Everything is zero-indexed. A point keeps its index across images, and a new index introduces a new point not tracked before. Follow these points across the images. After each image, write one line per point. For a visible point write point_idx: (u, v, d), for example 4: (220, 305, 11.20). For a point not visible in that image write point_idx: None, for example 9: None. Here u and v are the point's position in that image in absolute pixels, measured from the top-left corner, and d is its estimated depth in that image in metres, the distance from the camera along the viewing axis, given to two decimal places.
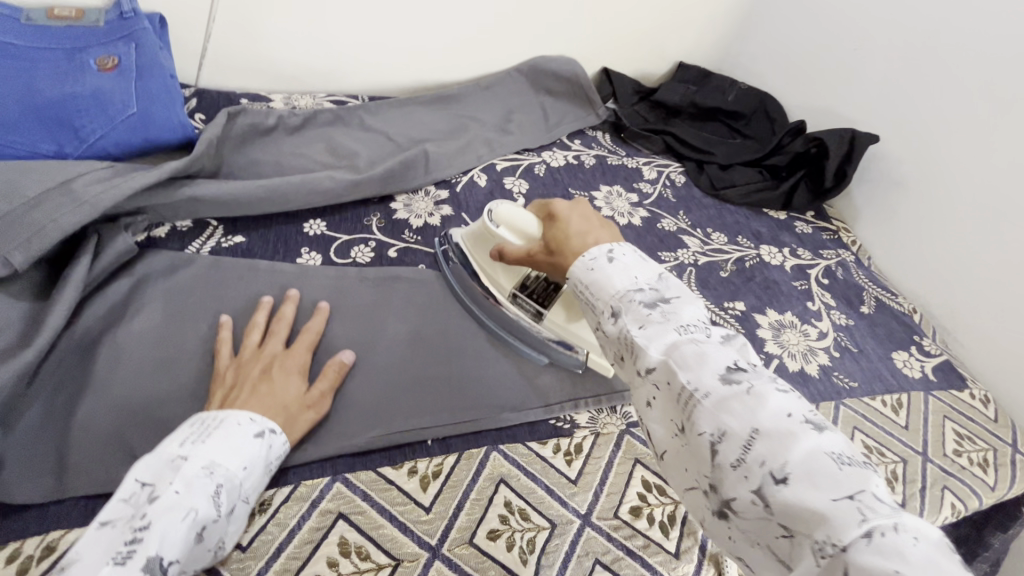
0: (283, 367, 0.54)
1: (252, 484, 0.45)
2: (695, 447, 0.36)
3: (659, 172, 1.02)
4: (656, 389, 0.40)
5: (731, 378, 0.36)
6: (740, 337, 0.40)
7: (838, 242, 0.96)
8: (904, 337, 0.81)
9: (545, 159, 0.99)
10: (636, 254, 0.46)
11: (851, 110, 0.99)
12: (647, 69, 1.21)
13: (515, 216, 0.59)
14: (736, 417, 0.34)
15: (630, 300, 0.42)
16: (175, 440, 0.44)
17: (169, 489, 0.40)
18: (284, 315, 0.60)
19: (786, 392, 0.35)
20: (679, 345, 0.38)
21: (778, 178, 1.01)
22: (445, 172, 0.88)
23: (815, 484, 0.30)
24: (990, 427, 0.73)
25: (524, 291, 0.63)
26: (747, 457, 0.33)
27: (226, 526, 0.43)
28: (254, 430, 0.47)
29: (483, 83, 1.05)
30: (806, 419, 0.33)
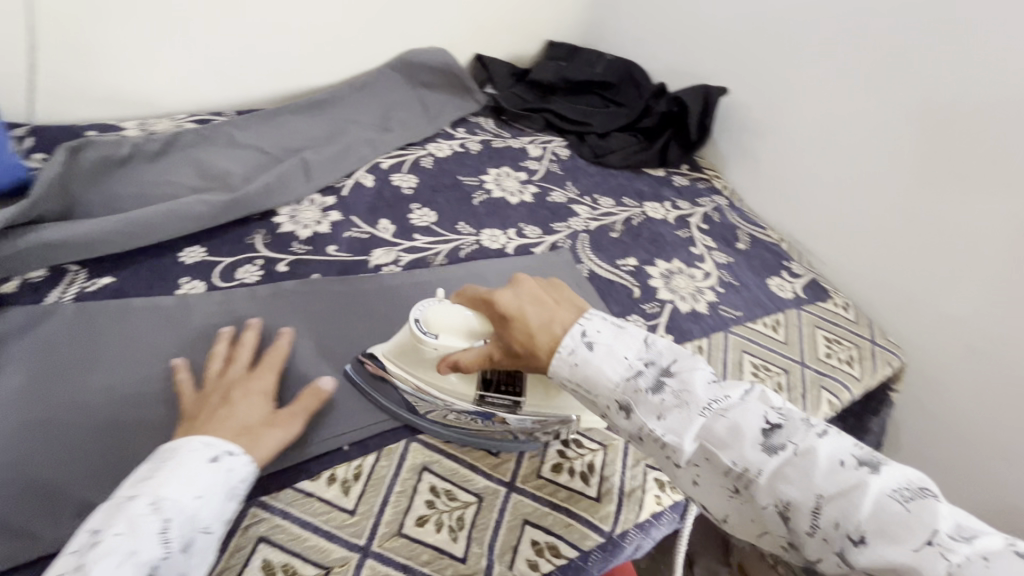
0: (244, 391, 0.53)
1: (211, 513, 0.43)
2: (761, 517, 0.43)
3: (543, 149, 1.06)
4: (699, 471, 0.46)
5: (773, 444, 0.43)
6: (757, 387, 0.47)
7: (711, 189, 1.05)
8: (776, 265, 0.91)
9: (431, 151, 0.99)
10: (609, 326, 0.52)
11: (703, 68, 1.08)
12: (518, 51, 1.25)
13: (448, 320, 0.55)
14: (796, 488, 0.41)
15: (636, 391, 0.48)
16: (127, 482, 0.44)
17: (109, 534, 0.39)
18: (246, 341, 0.59)
19: (825, 438, 0.42)
20: (709, 427, 0.45)
21: (651, 139, 1.09)
22: (328, 178, 0.86)
23: (889, 536, 0.37)
24: (852, 328, 0.84)
25: (490, 388, 0.56)
26: (822, 522, 0.40)
27: (187, 561, 0.41)
28: (208, 456, 0.45)
29: (356, 83, 1.04)
30: (855, 461, 0.41)
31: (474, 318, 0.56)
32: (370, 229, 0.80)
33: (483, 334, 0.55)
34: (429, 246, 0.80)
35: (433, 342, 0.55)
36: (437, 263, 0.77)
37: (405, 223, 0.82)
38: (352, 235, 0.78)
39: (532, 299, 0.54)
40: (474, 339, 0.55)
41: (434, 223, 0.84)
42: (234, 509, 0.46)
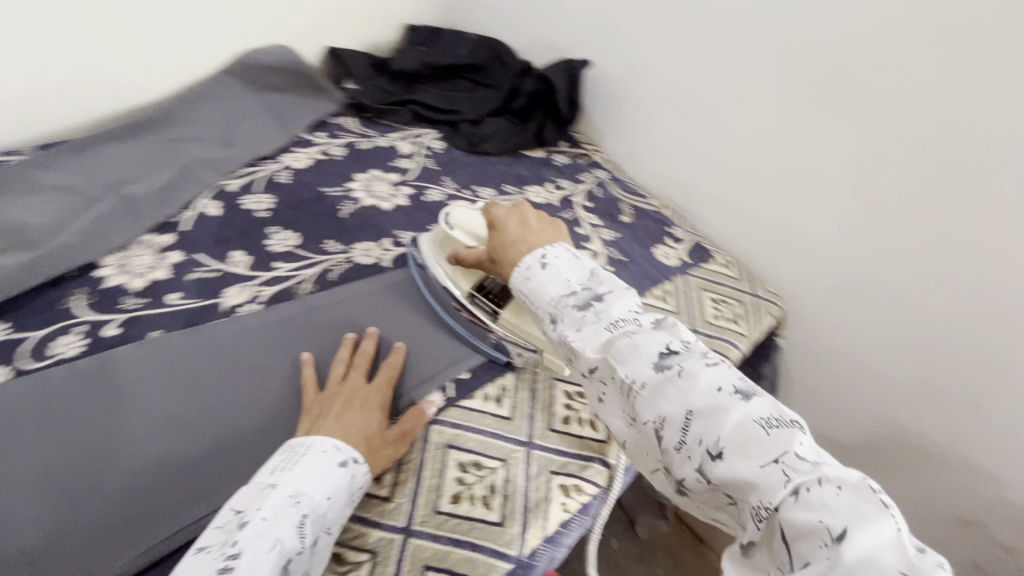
0: (364, 399, 0.57)
1: (335, 514, 0.47)
2: (645, 433, 0.45)
3: (415, 144, 1.00)
4: (605, 387, 0.48)
5: (666, 363, 0.45)
6: (671, 320, 0.49)
7: (592, 164, 1.04)
8: (660, 233, 0.92)
9: (287, 163, 0.90)
10: (567, 254, 0.56)
11: (565, 39, 1.04)
12: (375, 38, 1.15)
13: (469, 222, 0.70)
14: (671, 402, 0.43)
15: (566, 305, 0.51)
16: (267, 468, 0.48)
17: (257, 516, 0.44)
18: (366, 349, 0.62)
19: (714, 367, 0.44)
20: (613, 341, 0.47)
21: (524, 120, 1.05)
22: (162, 214, 0.75)
23: (746, 454, 0.39)
24: (736, 285, 0.87)
25: (481, 292, 0.67)
26: (688, 437, 0.42)
27: (312, 558, 0.45)
28: (339, 458, 0.49)
29: (188, 96, 0.91)
30: (734, 390, 0.42)
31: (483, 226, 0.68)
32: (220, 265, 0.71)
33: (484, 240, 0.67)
34: (292, 273, 0.71)
35: (450, 232, 0.70)
36: (303, 292, 0.69)
37: (262, 251, 0.73)
38: (198, 277, 0.68)
39: (523, 218, 0.62)
40: (478, 243, 0.68)
41: (297, 246, 0.75)
42: (349, 514, 0.49)
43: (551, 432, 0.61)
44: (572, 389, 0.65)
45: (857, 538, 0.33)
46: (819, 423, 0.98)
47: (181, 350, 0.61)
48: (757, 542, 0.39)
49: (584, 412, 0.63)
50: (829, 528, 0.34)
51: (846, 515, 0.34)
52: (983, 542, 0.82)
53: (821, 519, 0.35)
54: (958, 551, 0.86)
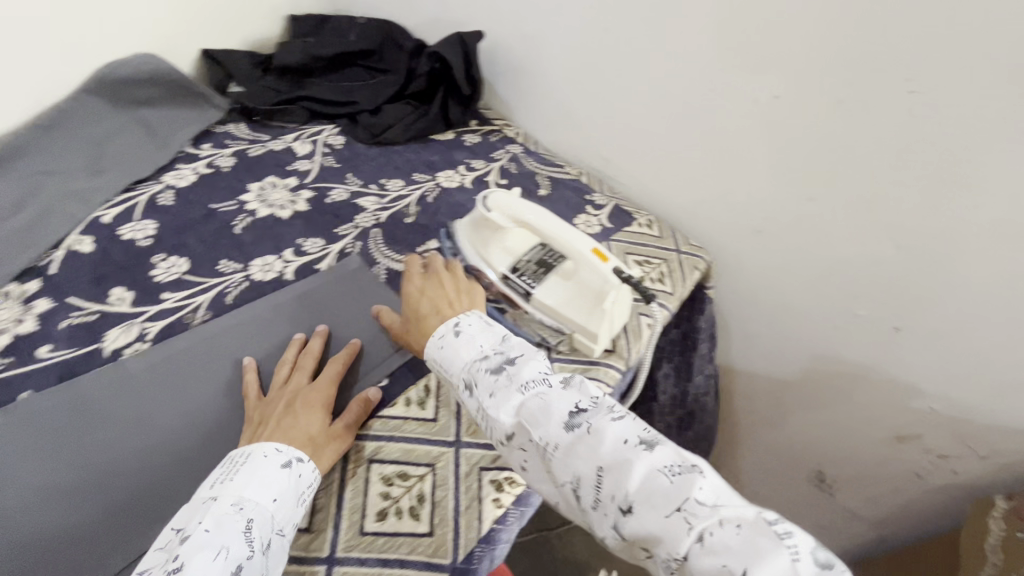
0: (306, 400, 0.55)
1: (285, 516, 0.45)
2: (566, 496, 0.46)
3: (313, 143, 0.93)
4: (526, 454, 0.49)
5: (574, 423, 0.47)
6: (580, 378, 0.51)
7: (505, 139, 1.00)
8: (579, 201, 0.90)
9: (170, 182, 0.82)
10: (480, 322, 0.57)
11: (456, 12, 0.99)
12: (255, 34, 1.07)
13: (510, 205, 0.65)
14: (583, 462, 0.45)
15: (479, 372, 0.52)
16: (208, 484, 0.47)
17: (198, 529, 0.42)
18: (313, 347, 0.62)
19: (618, 422, 0.46)
20: (525, 405, 0.49)
21: (427, 102, 1.00)
22: (24, 259, 0.67)
23: (653, 506, 0.41)
24: (658, 243, 0.86)
25: (516, 273, 0.67)
26: (601, 494, 0.44)
27: (267, 561, 0.43)
28: (281, 460, 0.48)
29: (44, 123, 0.82)
30: (638, 440, 0.45)
31: (524, 210, 0.64)
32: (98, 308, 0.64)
33: (524, 223, 0.64)
34: (182, 302, 0.66)
35: (488, 213, 0.67)
36: (197, 322, 0.64)
37: (146, 284, 0.67)
38: (72, 323, 0.62)
39: (445, 292, 0.63)
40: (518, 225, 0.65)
41: (187, 272, 0.69)
42: (304, 512, 0.48)
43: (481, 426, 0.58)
44: None
45: None
46: (759, 362, 1.00)
47: (85, 394, 0.57)
48: None
49: None
50: (732, 572, 0.37)
51: (744, 555, 0.37)
52: (915, 452, 0.86)
53: (724, 563, 0.37)
54: (895, 464, 0.90)
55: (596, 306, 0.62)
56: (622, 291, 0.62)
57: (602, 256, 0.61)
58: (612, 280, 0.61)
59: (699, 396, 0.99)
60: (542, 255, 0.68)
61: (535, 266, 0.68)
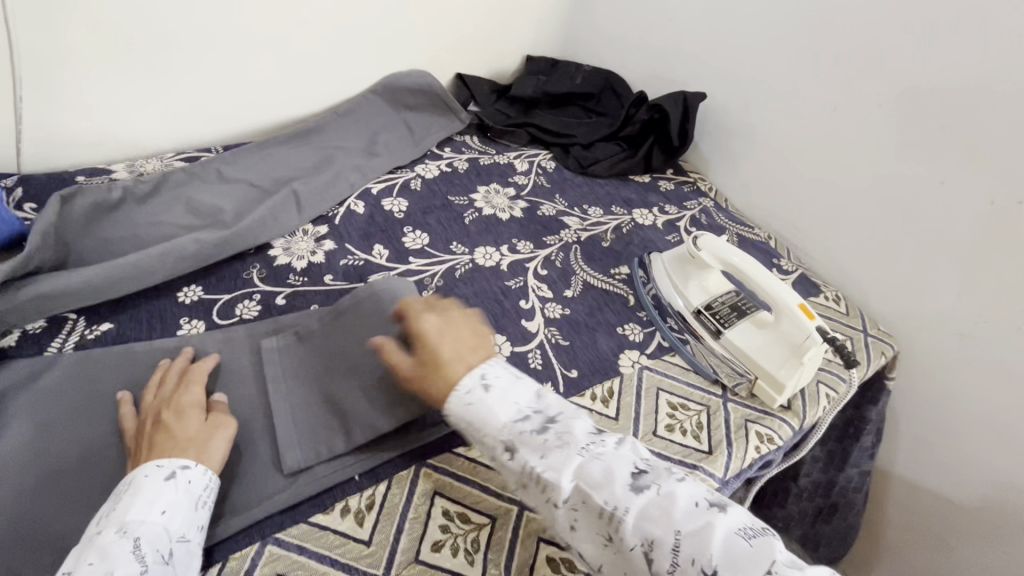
0: (173, 409, 0.56)
1: (181, 523, 0.48)
2: (632, 560, 0.47)
3: (530, 163, 1.07)
4: (577, 514, 0.50)
5: (640, 484, 0.49)
6: (629, 438, 0.54)
7: (698, 192, 1.07)
8: (766, 263, 0.93)
9: (419, 173, 1.00)
10: (508, 375, 0.57)
11: (681, 74, 1.09)
12: (497, 67, 1.26)
13: (720, 248, 0.72)
14: (657, 526, 0.46)
15: (524, 432, 0.52)
16: (93, 521, 0.47)
17: (82, 564, 0.43)
18: (176, 365, 0.61)
19: (682, 483, 0.49)
20: (583, 467, 0.50)
21: (634, 146, 1.10)
22: (320, 208, 0.87)
23: (742, 573, 0.43)
24: (844, 320, 0.86)
25: (709, 310, 0.73)
26: (680, 559, 0.45)
27: (171, 569, 0.45)
28: (164, 474, 0.49)
29: (341, 110, 1.05)
30: (707, 503, 0.47)
31: (733, 255, 0.71)
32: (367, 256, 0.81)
33: (733, 266, 0.70)
34: (424, 268, 0.81)
35: (696, 252, 0.73)
36: (433, 287, 0.78)
37: (399, 247, 0.83)
38: (347, 264, 0.79)
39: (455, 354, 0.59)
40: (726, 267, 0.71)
41: (428, 245, 0.85)
42: (202, 517, 0.50)
43: (655, 436, 0.64)
44: (675, 400, 0.68)
45: None
46: (927, 473, 0.94)
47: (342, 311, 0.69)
48: None
49: (688, 423, 0.66)
50: None
51: None
52: None
53: None
54: None
55: (791, 358, 0.66)
56: (821, 350, 0.65)
57: (808, 313, 0.65)
58: (816, 336, 0.64)
59: (848, 490, 0.94)
60: (735, 301, 0.74)
61: (728, 309, 0.73)
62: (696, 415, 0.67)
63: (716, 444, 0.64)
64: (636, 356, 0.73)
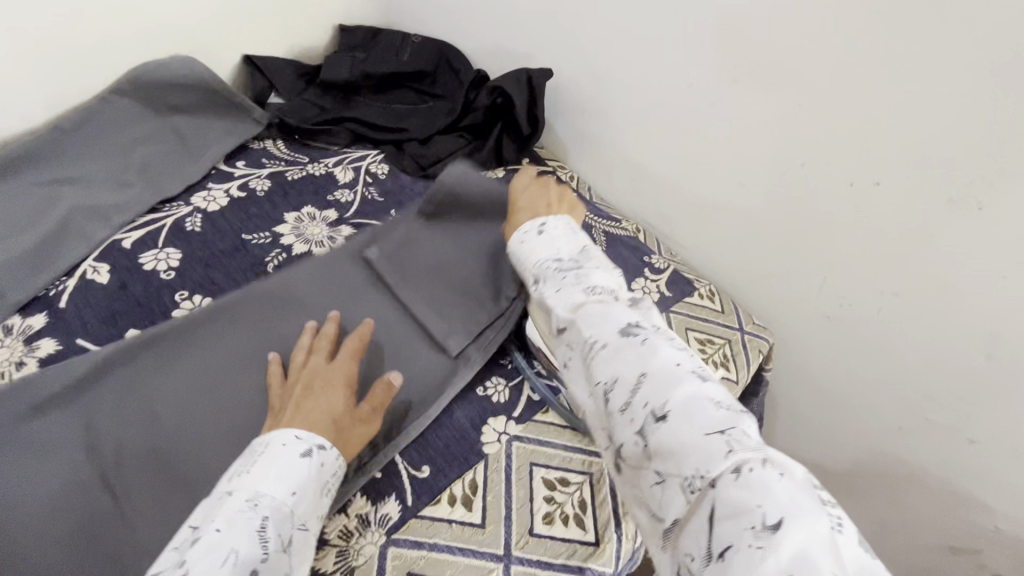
0: (325, 380, 0.52)
1: (306, 510, 0.43)
2: (597, 399, 0.44)
3: (355, 170, 0.86)
4: (569, 353, 0.48)
5: (631, 331, 0.44)
6: (649, 303, 0.49)
7: (559, 183, 0.93)
8: (637, 263, 0.83)
9: (198, 205, 0.74)
10: (566, 228, 0.57)
11: (521, 44, 0.93)
12: (302, 43, 1.00)
13: None
14: (626, 365, 0.42)
15: (549, 269, 0.53)
16: (222, 480, 0.44)
17: (210, 529, 0.39)
18: (327, 332, 0.57)
19: (675, 347, 0.43)
20: (584, 305, 0.48)
21: (481, 136, 0.93)
22: (33, 286, 0.62)
23: (691, 421, 0.38)
24: (720, 320, 0.80)
25: None
26: (635, 399, 0.41)
27: (287, 561, 0.41)
28: (301, 449, 0.45)
29: (66, 125, 0.74)
30: (693, 369, 0.41)
31: None
32: (273, 279, 0.65)
33: None
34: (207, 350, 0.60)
35: None
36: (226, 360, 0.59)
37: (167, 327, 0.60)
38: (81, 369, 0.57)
39: (547, 196, 0.62)
40: None
41: None
42: (324, 508, 0.46)
43: (532, 537, 0.53)
44: (553, 475, 0.57)
45: (796, 541, 0.31)
46: (805, 445, 0.94)
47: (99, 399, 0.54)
48: (677, 523, 0.37)
49: (569, 505, 0.55)
50: (764, 515, 0.33)
51: (784, 505, 0.33)
52: (970, 568, 0.79)
53: (758, 503, 0.33)
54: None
55: None
56: None
57: None
58: None
59: None
60: None
61: None
62: (578, 491, 0.57)
63: (604, 529, 0.54)
64: (501, 426, 0.60)
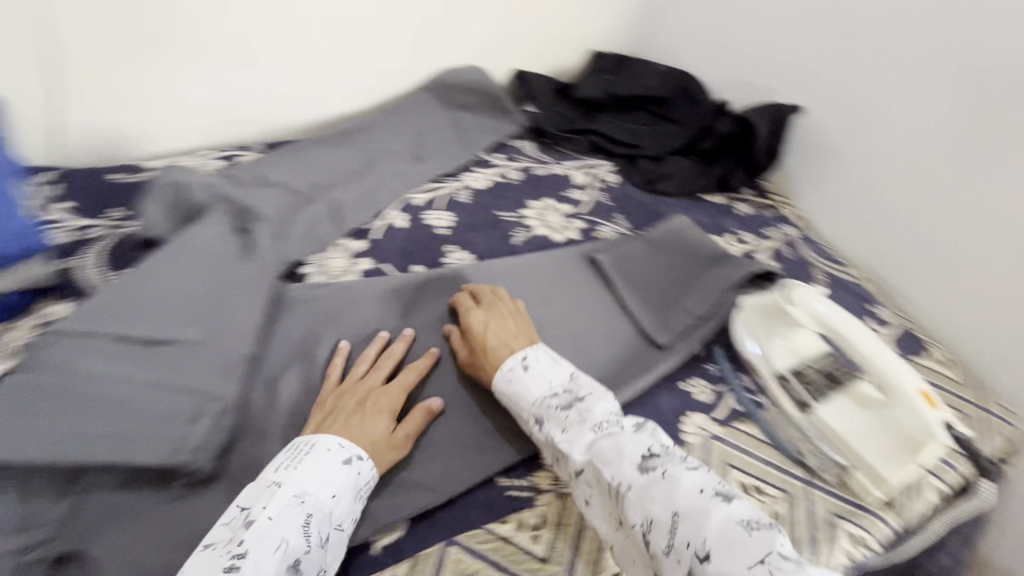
0: (377, 403, 0.56)
1: (344, 512, 0.47)
2: (634, 536, 0.48)
3: (589, 175, 0.96)
4: (591, 489, 0.51)
5: (649, 466, 0.49)
6: (650, 423, 0.53)
7: (779, 218, 0.95)
8: (861, 310, 0.80)
9: (467, 182, 0.91)
10: (547, 357, 0.59)
11: (772, 83, 1.01)
12: (560, 66, 1.15)
13: (820, 308, 0.63)
14: (659, 506, 0.46)
15: (550, 406, 0.54)
16: (271, 467, 0.48)
17: (262, 515, 0.44)
18: (394, 352, 0.62)
19: (692, 471, 0.49)
20: (598, 445, 0.51)
21: (711, 161, 0.99)
22: (359, 219, 0.80)
23: (732, 552, 0.43)
24: (960, 392, 0.72)
25: (798, 377, 0.64)
26: (676, 539, 0.45)
27: (325, 554, 0.45)
28: (342, 456, 0.49)
29: (388, 109, 0.97)
30: (715, 491, 0.47)
31: (837, 318, 0.63)
32: (539, 256, 0.78)
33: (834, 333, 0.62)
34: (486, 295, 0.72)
35: (793, 309, 0.65)
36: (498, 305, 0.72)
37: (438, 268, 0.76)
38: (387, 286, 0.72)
39: (509, 327, 0.62)
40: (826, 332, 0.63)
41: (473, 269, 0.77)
42: (359, 509, 0.49)
43: None
44: (748, 482, 0.58)
45: None
46: None
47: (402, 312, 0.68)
48: None
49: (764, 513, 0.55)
50: None
51: None
52: None
53: None
54: None
55: (905, 454, 0.57)
56: (939, 446, 0.57)
57: (928, 402, 0.58)
58: (935, 431, 0.56)
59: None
60: (827, 365, 0.64)
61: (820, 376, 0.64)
62: (775, 503, 0.57)
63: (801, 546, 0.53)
64: (703, 422, 0.63)
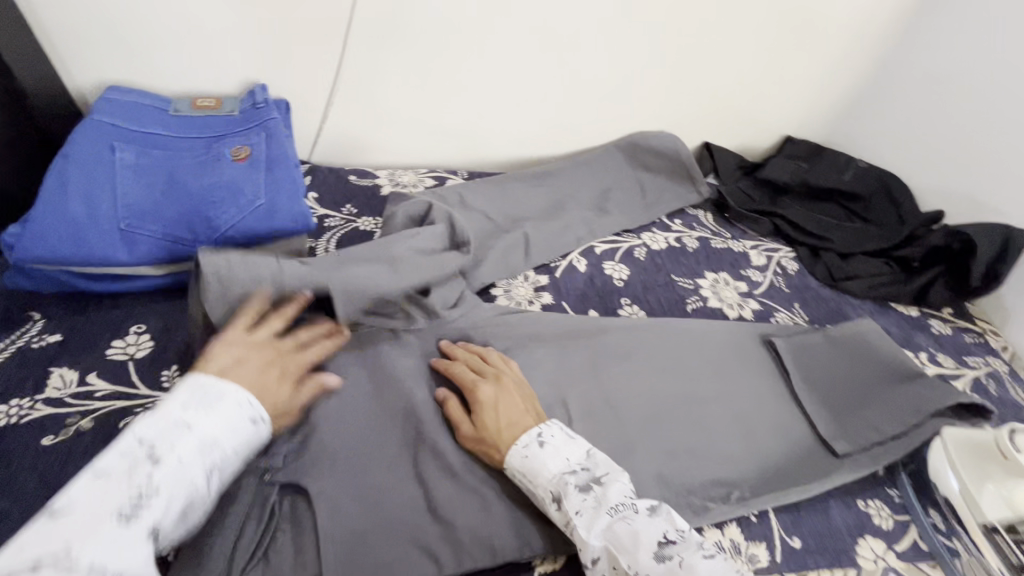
0: (286, 371, 0.55)
1: (235, 464, 0.47)
2: None
3: (768, 257, 0.95)
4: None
5: (664, 553, 0.44)
6: (666, 507, 0.49)
7: (984, 346, 0.86)
8: None
9: (646, 242, 0.94)
10: (562, 434, 0.56)
11: (1001, 203, 0.92)
12: (750, 143, 1.15)
13: None
14: None
15: (568, 486, 0.50)
16: (173, 402, 0.45)
17: (171, 456, 0.42)
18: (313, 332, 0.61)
19: (711, 559, 0.44)
20: (613, 530, 0.47)
21: (908, 270, 0.93)
22: (546, 256, 0.86)
23: None
24: None
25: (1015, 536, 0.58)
26: None
27: (207, 498, 0.45)
28: (252, 414, 0.48)
29: (581, 158, 1.02)
30: None
31: None
32: (724, 328, 0.78)
33: None
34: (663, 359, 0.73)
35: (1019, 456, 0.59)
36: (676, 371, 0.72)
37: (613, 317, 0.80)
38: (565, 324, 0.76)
39: (520, 405, 0.59)
40: None
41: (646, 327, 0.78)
42: (242, 463, 0.50)
43: None
44: None
45: None
46: None
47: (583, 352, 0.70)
48: None
49: None
50: None
51: None
52: None
53: None
54: None
55: None
56: None
57: None
58: None
59: None
60: None
61: None
62: None
63: None
64: (880, 549, 0.59)
